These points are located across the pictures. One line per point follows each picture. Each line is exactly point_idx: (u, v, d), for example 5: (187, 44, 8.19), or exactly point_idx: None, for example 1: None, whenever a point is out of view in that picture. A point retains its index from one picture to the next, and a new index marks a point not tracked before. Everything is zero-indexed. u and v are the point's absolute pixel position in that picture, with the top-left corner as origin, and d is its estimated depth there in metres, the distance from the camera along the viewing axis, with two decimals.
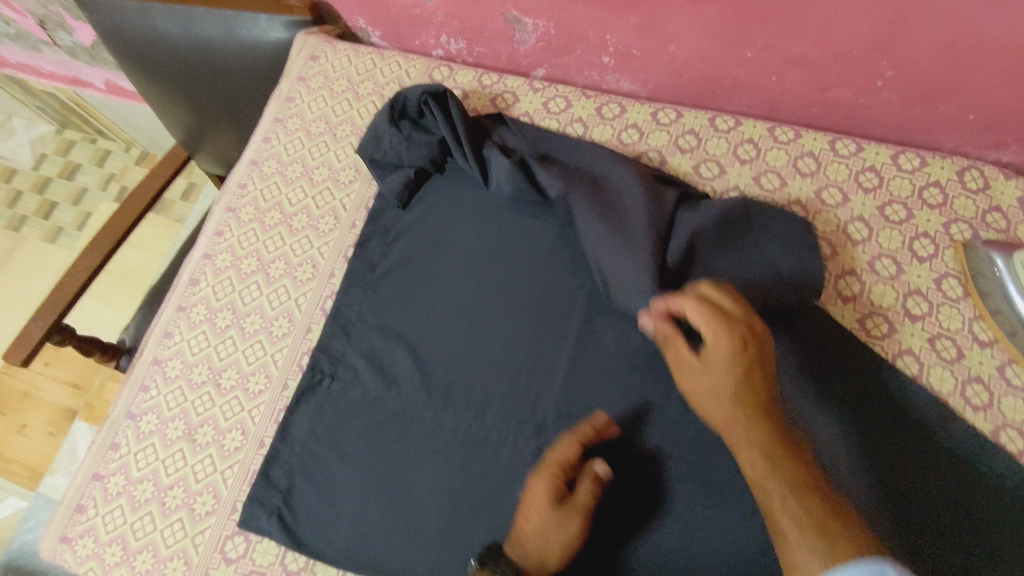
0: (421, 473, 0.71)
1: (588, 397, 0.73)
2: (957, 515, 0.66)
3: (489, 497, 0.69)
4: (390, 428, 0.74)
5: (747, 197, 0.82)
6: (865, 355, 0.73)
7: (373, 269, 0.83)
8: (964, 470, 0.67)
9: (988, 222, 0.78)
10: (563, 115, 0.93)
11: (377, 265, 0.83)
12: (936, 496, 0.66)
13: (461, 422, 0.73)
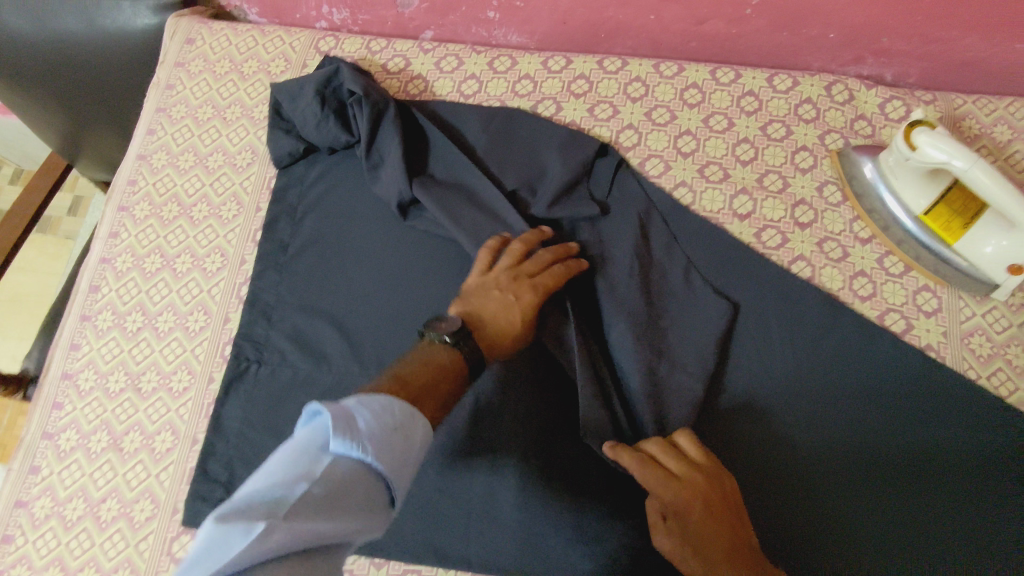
0: None
1: None
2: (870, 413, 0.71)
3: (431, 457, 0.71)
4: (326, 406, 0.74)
5: (638, 136, 0.85)
6: (759, 271, 0.78)
7: (285, 249, 0.83)
8: (871, 369, 0.73)
9: (857, 129, 0.84)
10: (456, 73, 0.90)
11: (289, 245, 0.83)
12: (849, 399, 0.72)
13: None
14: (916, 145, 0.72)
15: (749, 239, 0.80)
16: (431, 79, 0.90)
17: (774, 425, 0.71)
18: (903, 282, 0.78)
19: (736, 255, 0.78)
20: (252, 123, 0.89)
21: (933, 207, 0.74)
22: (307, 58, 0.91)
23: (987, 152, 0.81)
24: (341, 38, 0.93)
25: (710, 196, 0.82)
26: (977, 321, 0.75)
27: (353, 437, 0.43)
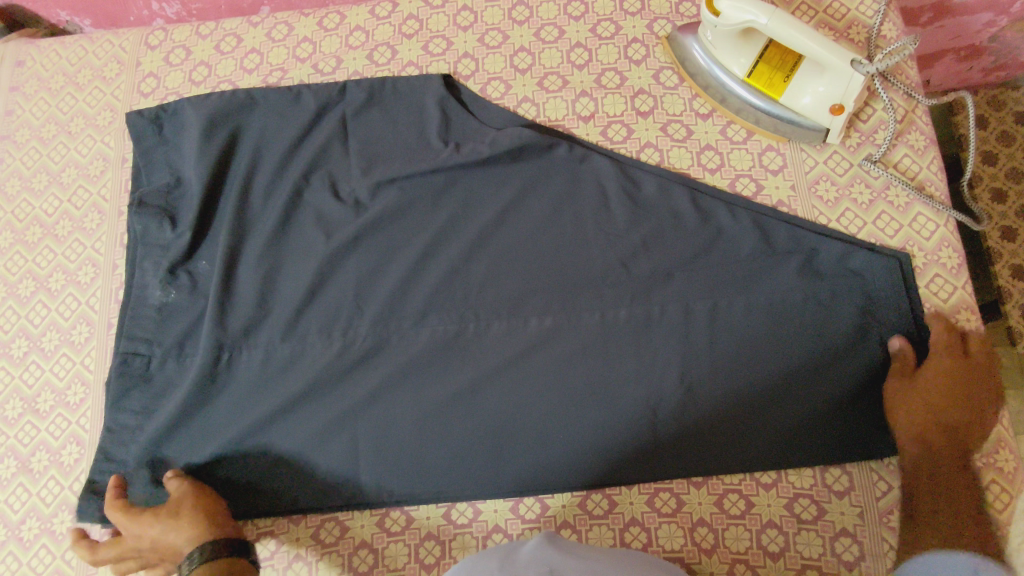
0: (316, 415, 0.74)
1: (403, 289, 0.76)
2: (771, 319, 0.73)
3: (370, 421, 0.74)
4: (274, 385, 0.76)
5: (476, 64, 0.86)
6: (610, 170, 0.79)
7: (166, 250, 0.82)
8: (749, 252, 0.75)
9: (682, 12, 0.85)
10: (288, 39, 0.89)
11: (161, 264, 0.81)
12: (741, 301, 0.74)
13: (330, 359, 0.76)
14: (720, 11, 0.73)
15: (595, 139, 0.82)
16: (265, 50, 0.89)
17: (673, 329, 0.74)
18: (747, 147, 0.80)
19: (584, 156, 0.80)
20: (98, 131, 0.89)
21: (754, 68, 0.76)
22: (139, 56, 0.91)
23: (806, 8, 0.84)
24: (168, 29, 0.92)
25: (553, 105, 0.84)
26: (820, 168, 0.78)
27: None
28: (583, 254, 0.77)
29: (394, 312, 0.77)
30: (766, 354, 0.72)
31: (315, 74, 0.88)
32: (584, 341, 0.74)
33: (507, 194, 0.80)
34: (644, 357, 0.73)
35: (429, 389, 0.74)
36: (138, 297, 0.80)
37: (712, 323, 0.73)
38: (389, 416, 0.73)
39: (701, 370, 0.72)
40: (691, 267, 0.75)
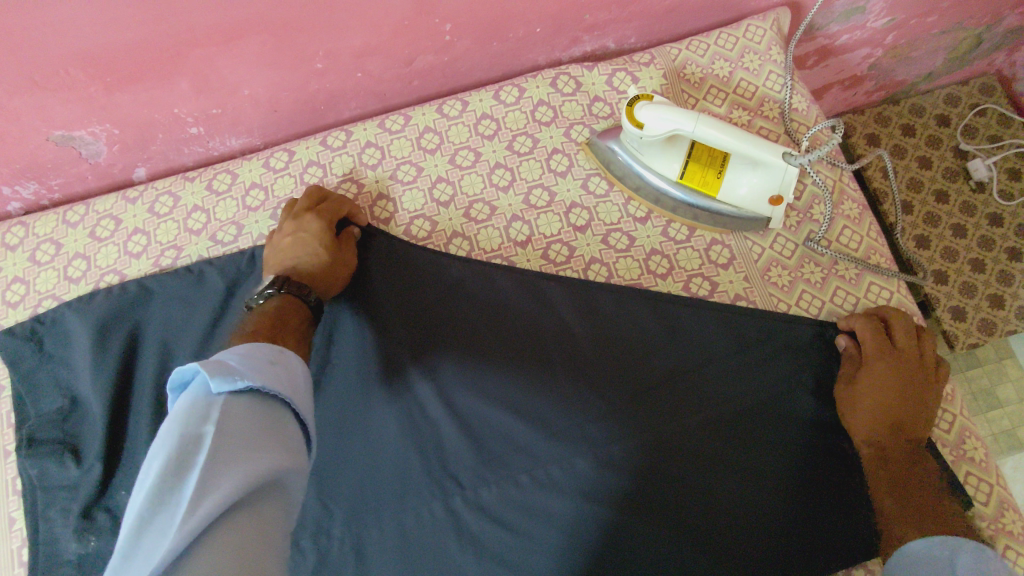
0: None
1: (371, 476, 0.68)
2: (758, 416, 0.69)
3: None
4: None
5: (394, 202, 0.80)
6: (564, 297, 0.74)
7: (74, 490, 0.69)
8: (725, 357, 0.71)
9: (596, 113, 0.82)
10: (176, 211, 0.79)
11: (71, 508, 0.68)
12: (727, 406, 0.69)
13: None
14: (642, 122, 0.70)
15: (537, 264, 0.77)
16: (151, 228, 0.79)
17: (665, 446, 0.68)
18: (692, 245, 0.77)
19: (536, 287, 0.75)
20: None
21: (686, 169, 0.74)
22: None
23: (716, 91, 0.83)
24: (29, 222, 0.80)
25: (485, 236, 0.78)
26: (769, 254, 0.77)
27: (231, 372, 0.44)
28: (556, 388, 0.70)
29: (367, 502, 0.68)
30: (762, 457, 0.68)
31: (215, 245, 0.78)
32: (574, 477, 0.67)
33: (456, 332, 0.73)
34: (644, 481, 0.67)
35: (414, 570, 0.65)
36: (51, 554, 0.67)
37: (696, 435, 0.68)
38: None
39: (698, 484, 0.66)
40: (671, 382, 0.70)
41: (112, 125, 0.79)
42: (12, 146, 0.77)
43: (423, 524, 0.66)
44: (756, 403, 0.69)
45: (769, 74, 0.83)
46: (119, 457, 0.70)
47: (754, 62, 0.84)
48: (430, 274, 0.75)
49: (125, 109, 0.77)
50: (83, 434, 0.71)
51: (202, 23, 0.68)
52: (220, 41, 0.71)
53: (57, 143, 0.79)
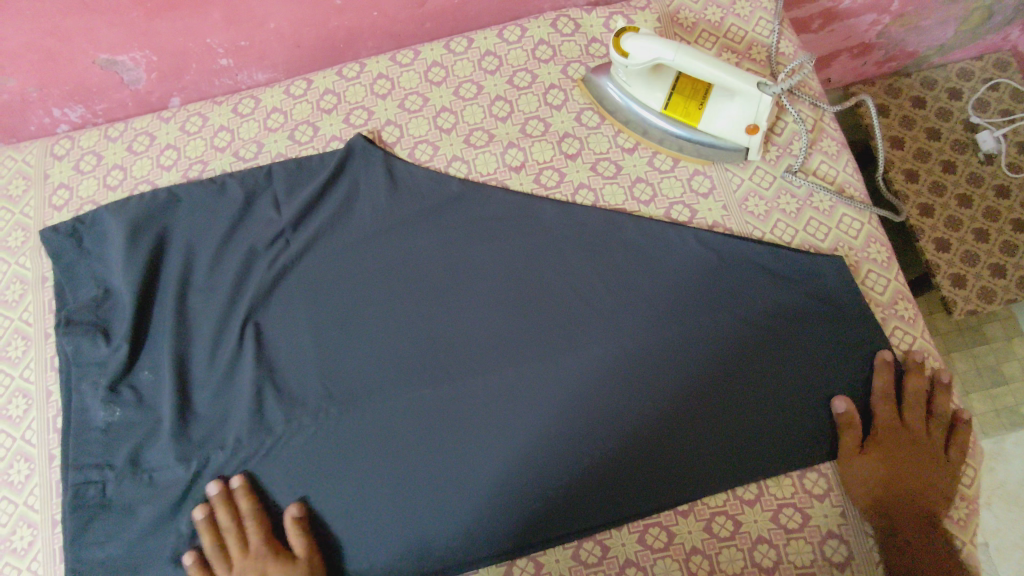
0: (306, 509, 0.72)
1: (368, 367, 0.77)
2: (726, 324, 0.75)
3: (347, 491, 0.73)
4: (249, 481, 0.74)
5: (399, 128, 0.86)
6: (553, 214, 0.81)
7: (105, 365, 0.78)
8: (701, 272, 0.77)
9: (593, 52, 0.88)
10: (205, 130, 0.88)
11: (100, 381, 0.77)
12: (698, 314, 0.76)
13: (300, 446, 0.75)
14: (628, 52, 0.76)
15: (529, 187, 0.83)
16: (181, 144, 0.87)
17: (637, 344, 0.76)
18: (675, 174, 0.83)
19: (526, 206, 0.82)
20: (11, 254, 0.84)
21: (670, 100, 0.79)
22: (46, 169, 0.87)
23: (708, 35, 0.88)
24: (75, 136, 0.89)
25: (483, 160, 0.84)
26: (747, 185, 0.81)
27: None
28: (540, 292, 0.79)
29: (365, 387, 0.77)
30: (709, 385, 0.74)
31: (237, 161, 0.86)
32: (553, 362, 0.76)
33: (445, 266, 0.80)
34: (618, 369, 0.75)
35: (414, 440, 0.74)
36: (83, 419, 0.76)
37: (663, 355, 0.75)
38: (369, 483, 0.73)
39: (666, 379, 0.74)
40: (647, 294, 0.77)
41: (151, 51, 0.87)
42: (63, 66, 0.86)
43: (393, 416, 0.75)
44: (724, 315, 0.76)
45: (758, 20, 0.88)
46: (145, 340, 0.79)
47: (745, 9, 0.88)
48: (435, 189, 0.83)
49: (163, 36, 0.85)
50: (114, 318, 0.80)
51: None
52: None
53: (101, 66, 0.87)
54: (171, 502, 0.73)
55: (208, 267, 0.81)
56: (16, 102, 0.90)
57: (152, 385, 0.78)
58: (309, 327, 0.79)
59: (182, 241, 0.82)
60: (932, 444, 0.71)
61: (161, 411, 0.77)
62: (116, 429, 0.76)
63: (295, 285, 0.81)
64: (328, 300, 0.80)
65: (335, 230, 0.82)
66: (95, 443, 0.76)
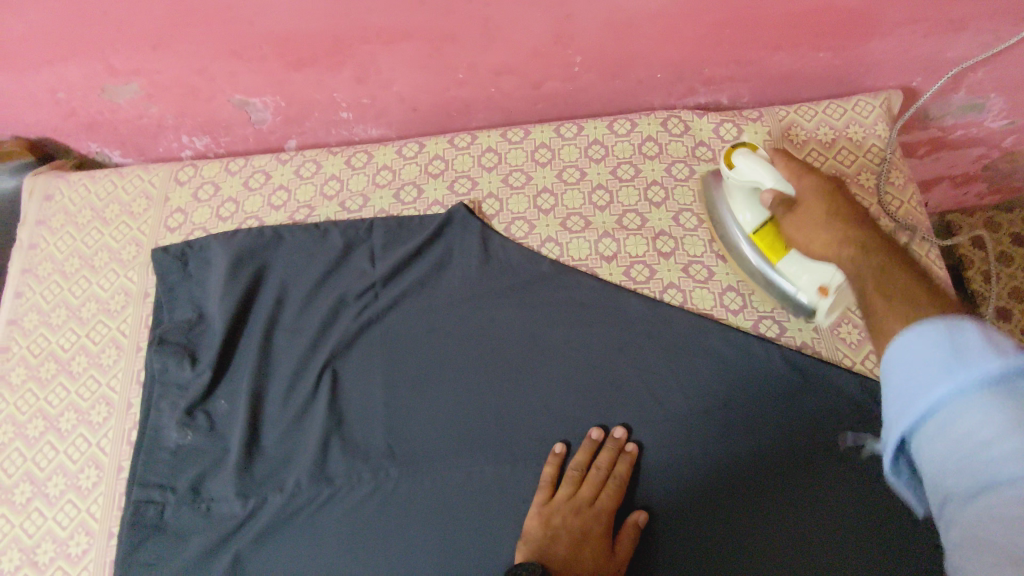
0: (352, 569, 0.72)
1: (431, 433, 0.78)
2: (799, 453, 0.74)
3: (391, 557, 0.72)
4: (300, 527, 0.74)
5: (500, 203, 0.89)
6: (640, 309, 0.81)
7: (186, 388, 0.81)
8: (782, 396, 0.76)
9: (699, 155, 0.89)
10: (316, 177, 0.92)
11: (179, 403, 0.80)
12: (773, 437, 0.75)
13: (355, 502, 0.75)
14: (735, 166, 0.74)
15: (618, 279, 0.83)
16: (293, 187, 0.92)
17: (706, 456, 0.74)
18: None
19: (613, 297, 0.82)
20: (121, 266, 0.89)
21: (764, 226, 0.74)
22: (168, 192, 0.93)
23: (817, 154, 0.88)
24: (198, 165, 0.95)
25: (576, 245, 0.86)
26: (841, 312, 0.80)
27: None
28: (616, 385, 0.78)
29: (427, 453, 0.77)
30: (795, 518, 0.71)
31: (342, 210, 0.90)
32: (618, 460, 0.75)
33: (527, 345, 0.81)
34: (682, 481, 0.74)
35: (467, 519, 0.73)
36: (156, 437, 0.79)
37: (764, 477, 0.73)
38: (416, 553, 0.72)
39: (732, 499, 0.72)
40: (724, 408, 0.76)
41: (281, 97, 0.93)
42: (202, 101, 0.93)
43: (452, 487, 0.75)
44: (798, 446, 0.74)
45: (871, 147, 0.88)
46: (227, 370, 0.82)
47: (858, 133, 0.88)
48: (526, 266, 0.84)
49: (296, 86, 0.91)
50: (202, 344, 0.83)
51: (374, 23, 0.82)
52: (385, 41, 0.84)
53: (235, 105, 0.94)
54: (222, 536, 0.74)
55: (298, 309, 0.84)
56: (152, 126, 0.97)
57: (225, 417, 0.80)
58: (383, 382, 0.80)
59: (278, 280, 0.86)
60: None
61: (229, 444, 0.78)
62: (184, 454, 0.78)
63: (376, 338, 0.82)
64: (405, 359, 0.81)
65: (423, 291, 0.84)
66: (164, 463, 0.78)
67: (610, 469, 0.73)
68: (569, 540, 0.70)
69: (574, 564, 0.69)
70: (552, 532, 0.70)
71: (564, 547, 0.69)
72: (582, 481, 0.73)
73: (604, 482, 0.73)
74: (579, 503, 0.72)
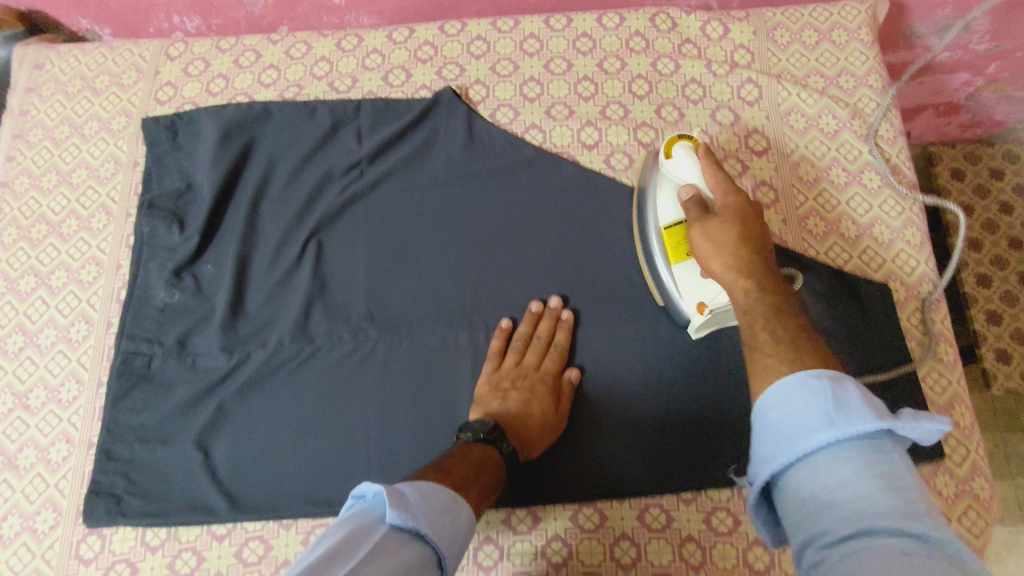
0: (329, 423, 0.76)
1: (409, 302, 0.81)
2: None
3: (366, 411, 0.76)
4: (281, 381, 0.78)
5: (487, 90, 0.90)
6: (616, 195, 0.84)
7: (174, 252, 0.84)
8: None
9: (685, 52, 0.90)
10: (306, 58, 0.93)
11: (167, 265, 0.83)
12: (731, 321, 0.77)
13: (334, 361, 0.78)
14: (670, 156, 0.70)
15: (598, 166, 0.86)
16: (283, 67, 0.93)
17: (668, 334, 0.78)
18: (742, 181, 0.84)
19: (592, 183, 0.84)
20: (111, 135, 0.91)
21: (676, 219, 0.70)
22: (158, 66, 0.94)
23: (800, 56, 0.89)
24: (189, 42, 0.95)
25: (559, 133, 0.88)
26: (810, 205, 0.83)
27: None
28: (588, 264, 0.81)
29: (404, 321, 0.80)
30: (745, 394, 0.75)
31: (331, 91, 0.91)
32: (585, 332, 0.79)
33: (503, 224, 0.84)
34: (643, 356, 0.77)
35: (439, 381, 0.77)
36: (144, 295, 0.82)
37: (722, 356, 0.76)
38: (389, 409, 0.76)
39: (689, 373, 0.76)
40: None
41: None
42: None
43: (427, 351, 0.79)
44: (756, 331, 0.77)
45: (853, 51, 0.89)
46: (215, 237, 0.85)
47: (842, 37, 0.89)
48: (508, 151, 0.86)
49: None
50: (190, 211, 0.85)
51: None
52: None
53: None
54: (206, 387, 0.78)
55: (285, 183, 0.86)
56: (143, 2, 0.97)
57: (211, 280, 0.83)
58: (366, 254, 0.83)
59: (266, 154, 0.87)
60: (947, 486, 0.70)
61: (214, 304, 0.82)
62: (170, 312, 0.82)
63: (359, 213, 0.85)
64: (387, 233, 0.84)
65: (409, 170, 0.86)
66: (152, 319, 0.81)
67: (549, 339, 0.77)
68: (518, 398, 0.73)
69: (524, 418, 0.71)
70: (502, 394, 0.74)
71: (512, 404, 0.72)
72: (524, 350, 0.77)
73: (546, 351, 0.77)
74: (525, 368, 0.76)
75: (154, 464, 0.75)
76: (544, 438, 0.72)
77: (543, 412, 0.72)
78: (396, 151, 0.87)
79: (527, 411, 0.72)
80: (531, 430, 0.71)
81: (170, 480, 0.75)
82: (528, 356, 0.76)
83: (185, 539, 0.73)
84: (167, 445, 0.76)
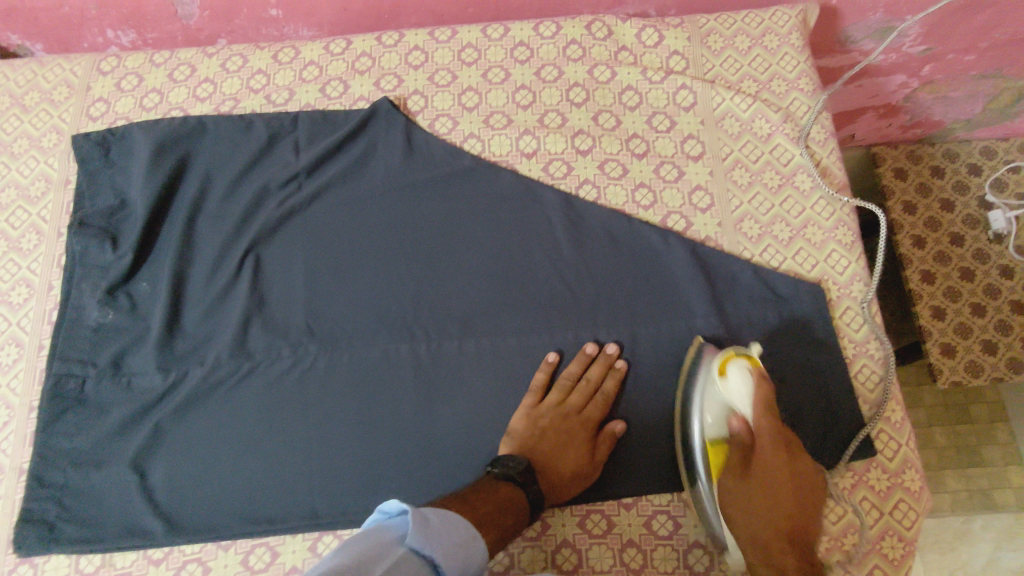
0: (268, 439, 0.75)
1: (348, 315, 0.80)
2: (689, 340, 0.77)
3: (305, 427, 0.76)
4: (219, 399, 0.77)
5: (425, 100, 0.90)
6: (554, 203, 0.84)
7: (107, 271, 0.82)
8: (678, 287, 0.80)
9: (621, 60, 0.91)
10: (242, 71, 0.92)
11: (100, 284, 0.81)
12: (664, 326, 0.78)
13: (272, 378, 0.78)
14: None
15: (537, 174, 0.86)
16: (219, 80, 0.92)
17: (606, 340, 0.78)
18: (678, 186, 0.85)
19: (530, 191, 0.85)
20: (41, 153, 0.89)
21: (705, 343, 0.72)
22: (90, 82, 0.92)
23: (733, 62, 0.91)
24: (122, 56, 0.94)
25: (497, 141, 0.88)
26: (744, 208, 0.84)
27: None
28: (527, 272, 0.81)
29: (343, 335, 0.79)
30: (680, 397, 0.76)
31: (267, 104, 0.90)
32: (524, 340, 0.79)
33: (443, 233, 0.84)
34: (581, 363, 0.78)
35: (378, 394, 0.77)
36: (74, 316, 0.80)
37: (658, 360, 0.77)
38: (329, 424, 0.76)
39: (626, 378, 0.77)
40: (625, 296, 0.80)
41: None
42: None
43: (366, 364, 0.78)
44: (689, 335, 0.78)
45: (784, 55, 0.90)
46: (149, 254, 0.83)
47: (773, 42, 0.91)
48: (447, 161, 0.86)
49: None
50: (123, 229, 0.84)
51: None
52: None
53: None
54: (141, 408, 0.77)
55: (222, 198, 0.85)
56: (73, 17, 0.95)
57: (145, 298, 0.82)
58: (305, 267, 0.82)
59: (201, 168, 0.86)
60: (879, 481, 0.72)
61: (149, 323, 0.80)
62: (102, 332, 0.80)
63: (297, 225, 0.84)
64: (325, 246, 0.83)
65: (347, 182, 0.86)
66: (84, 340, 0.80)
67: (600, 384, 0.75)
68: (554, 440, 0.73)
69: (556, 461, 0.72)
70: (539, 432, 0.73)
71: (549, 445, 0.72)
72: (572, 392, 0.75)
73: (593, 395, 0.76)
74: (568, 410, 0.75)
75: (87, 488, 0.74)
76: (573, 485, 0.72)
77: (577, 461, 0.72)
78: (333, 163, 0.86)
79: (562, 457, 0.72)
80: (561, 475, 0.71)
81: (104, 504, 0.73)
82: (575, 400, 0.75)
83: (120, 564, 0.71)
84: (101, 469, 0.75)
